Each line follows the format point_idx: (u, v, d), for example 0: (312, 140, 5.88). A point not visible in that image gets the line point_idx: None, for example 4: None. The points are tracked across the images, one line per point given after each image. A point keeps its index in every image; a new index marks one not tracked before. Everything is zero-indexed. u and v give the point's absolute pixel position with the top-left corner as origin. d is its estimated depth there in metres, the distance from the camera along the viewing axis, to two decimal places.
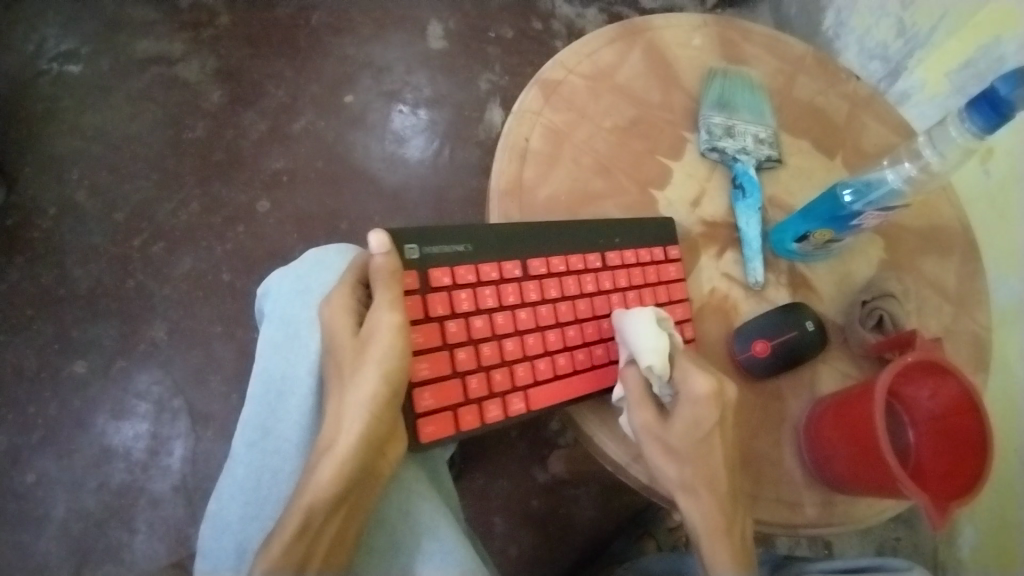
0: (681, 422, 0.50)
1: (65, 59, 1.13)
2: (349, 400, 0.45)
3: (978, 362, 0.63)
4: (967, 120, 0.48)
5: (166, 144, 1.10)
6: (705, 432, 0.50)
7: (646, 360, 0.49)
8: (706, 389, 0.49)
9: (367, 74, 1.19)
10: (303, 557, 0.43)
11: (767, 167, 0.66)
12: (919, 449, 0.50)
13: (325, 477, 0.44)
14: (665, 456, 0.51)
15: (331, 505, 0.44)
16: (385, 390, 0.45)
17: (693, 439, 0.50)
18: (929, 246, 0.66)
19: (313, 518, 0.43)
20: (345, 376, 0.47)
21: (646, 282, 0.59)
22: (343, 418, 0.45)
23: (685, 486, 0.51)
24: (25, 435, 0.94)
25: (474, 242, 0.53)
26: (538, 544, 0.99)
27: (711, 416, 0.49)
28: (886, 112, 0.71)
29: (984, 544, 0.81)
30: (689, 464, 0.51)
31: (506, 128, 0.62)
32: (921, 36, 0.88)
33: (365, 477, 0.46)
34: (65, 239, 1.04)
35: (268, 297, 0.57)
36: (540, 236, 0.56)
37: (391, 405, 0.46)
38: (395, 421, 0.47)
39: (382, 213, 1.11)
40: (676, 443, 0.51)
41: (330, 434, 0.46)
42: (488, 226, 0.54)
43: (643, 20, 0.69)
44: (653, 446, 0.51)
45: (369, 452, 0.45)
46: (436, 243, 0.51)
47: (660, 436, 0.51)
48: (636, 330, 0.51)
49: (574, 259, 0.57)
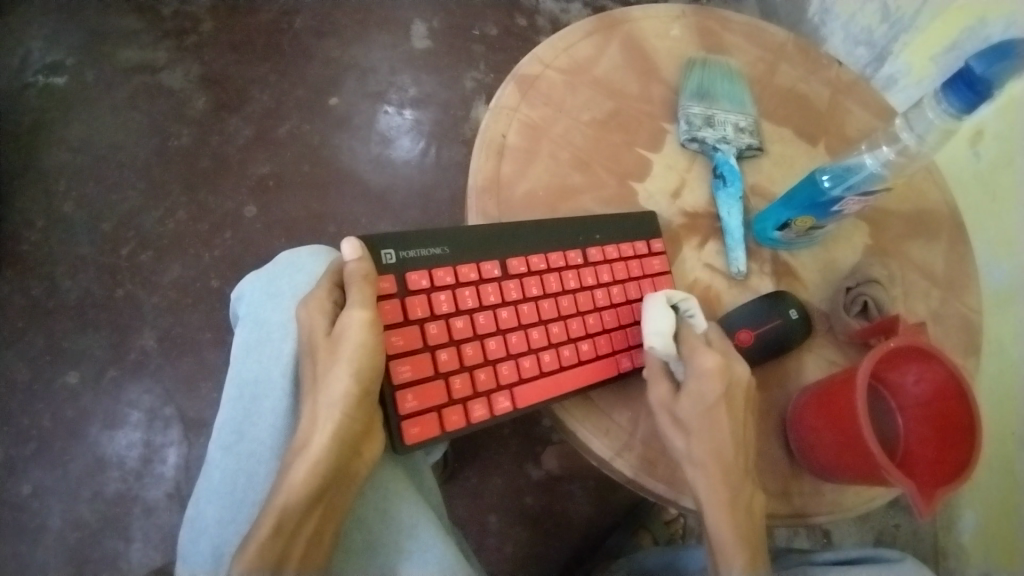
0: (690, 395, 0.51)
1: (50, 71, 1.13)
2: (321, 401, 0.46)
3: (968, 346, 0.63)
4: (944, 101, 0.48)
5: (153, 152, 1.10)
6: (713, 405, 0.50)
7: (652, 342, 0.53)
8: (715, 364, 0.50)
9: (352, 77, 1.18)
10: (281, 555, 0.43)
11: (749, 155, 0.65)
12: (907, 436, 0.49)
13: (299, 477, 0.44)
14: (673, 427, 0.51)
15: (306, 504, 0.44)
16: (356, 389, 0.45)
17: (702, 410, 0.50)
18: (916, 230, 0.66)
19: (287, 517, 0.43)
20: (318, 378, 0.47)
21: (629, 276, 0.59)
22: (317, 418, 0.46)
23: (691, 460, 0.51)
24: (20, 446, 0.95)
25: (451, 244, 0.52)
26: (534, 541, 0.99)
27: (715, 388, 0.50)
28: (869, 96, 0.70)
29: (985, 530, 0.80)
30: (695, 437, 0.50)
31: (483, 125, 0.62)
32: (905, 19, 0.87)
33: (339, 478, 0.46)
34: (53, 251, 1.04)
35: (242, 302, 0.57)
36: (519, 235, 0.55)
37: (363, 403, 0.46)
38: (370, 420, 0.47)
39: (370, 214, 1.11)
40: (685, 414, 0.51)
41: (305, 435, 0.46)
42: (465, 227, 0.54)
43: (620, 12, 0.69)
44: (663, 417, 0.52)
45: (343, 451, 0.46)
46: (413, 247, 0.51)
47: (669, 408, 0.51)
48: (651, 312, 0.54)
49: (555, 256, 0.56)
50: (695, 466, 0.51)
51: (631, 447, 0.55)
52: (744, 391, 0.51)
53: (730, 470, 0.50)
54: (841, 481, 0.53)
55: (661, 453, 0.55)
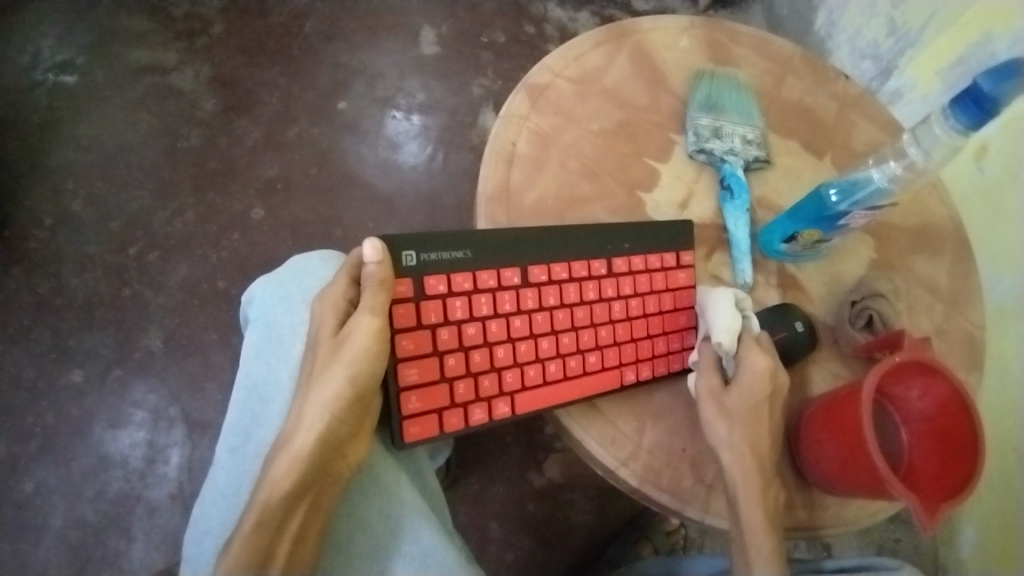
0: (739, 389, 0.53)
1: (61, 70, 1.13)
2: (313, 400, 0.48)
3: (971, 362, 0.63)
4: (951, 118, 0.48)
5: (162, 153, 1.11)
6: (759, 405, 0.53)
7: (718, 337, 0.54)
8: (766, 365, 0.53)
9: (361, 81, 1.19)
10: (265, 555, 0.46)
11: (756, 167, 0.65)
12: (910, 450, 0.49)
13: (281, 470, 0.47)
14: (718, 416, 0.52)
15: (289, 499, 0.46)
16: (349, 391, 0.47)
17: (749, 406, 0.53)
18: (921, 244, 0.66)
19: (268, 513, 0.46)
20: (315, 374, 0.49)
21: (651, 289, 0.59)
22: (304, 414, 0.48)
23: (730, 447, 0.52)
24: (24, 443, 0.95)
25: (473, 247, 0.52)
26: (535, 548, 0.99)
27: (765, 390, 0.53)
28: (876, 110, 0.71)
29: (986, 544, 0.80)
30: (740, 428, 0.52)
31: (493, 133, 0.62)
32: (912, 33, 0.87)
33: (321, 475, 0.48)
34: (60, 249, 1.04)
35: (252, 305, 0.57)
36: (542, 243, 0.55)
37: (354, 405, 0.48)
38: (360, 420, 0.49)
39: (376, 219, 1.11)
40: (732, 407, 0.53)
41: (290, 429, 0.48)
42: (489, 230, 0.53)
43: (630, 23, 0.69)
44: (709, 406, 0.53)
45: (327, 450, 0.48)
46: (435, 249, 0.50)
47: (718, 399, 0.53)
48: (716, 305, 0.55)
49: (576, 266, 0.56)
50: (731, 452, 0.52)
51: (636, 457, 0.55)
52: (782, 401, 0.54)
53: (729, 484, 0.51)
54: (845, 494, 0.54)
55: (666, 463, 0.55)
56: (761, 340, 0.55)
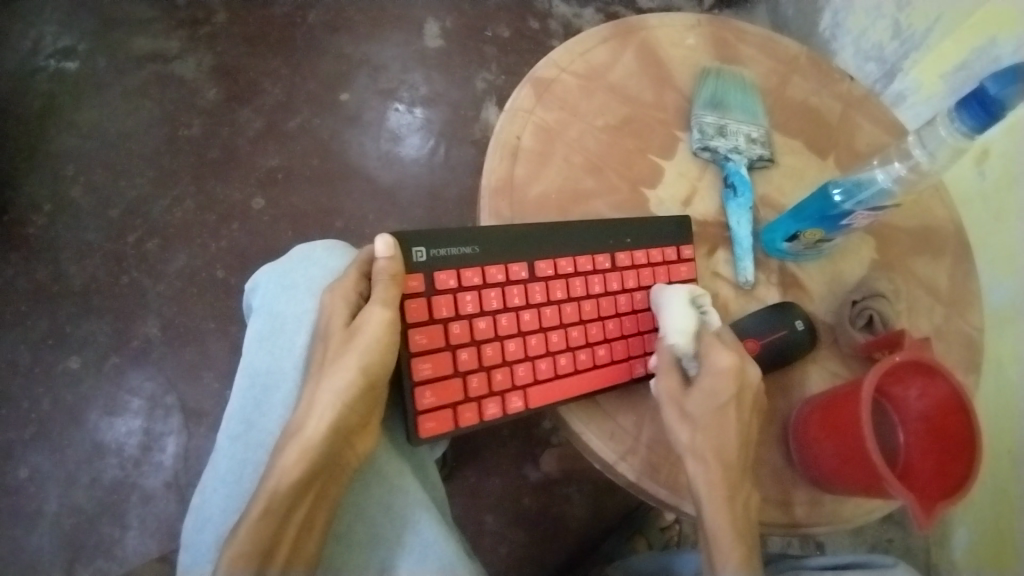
0: (702, 392, 0.52)
1: (63, 56, 1.13)
2: (323, 389, 0.48)
3: (968, 363, 0.63)
4: (957, 120, 0.48)
5: (162, 140, 1.10)
6: (725, 405, 0.51)
7: (671, 337, 0.53)
8: (729, 364, 0.51)
9: (364, 73, 1.19)
10: (270, 546, 0.46)
11: (759, 166, 0.66)
12: (908, 450, 0.49)
13: (289, 460, 0.46)
14: (681, 421, 0.52)
15: (297, 490, 0.46)
16: (360, 380, 0.47)
17: (713, 407, 0.51)
18: (922, 246, 0.66)
19: (276, 502, 0.45)
20: (326, 363, 0.48)
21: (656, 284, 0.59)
22: (314, 404, 0.48)
23: (694, 453, 0.51)
24: (20, 429, 0.95)
25: (482, 243, 0.52)
26: (529, 543, 0.99)
27: (730, 388, 0.51)
28: (880, 111, 0.71)
29: (978, 547, 0.81)
30: (703, 431, 0.51)
31: (498, 127, 0.62)
32: (917, 37, 0.88)
33: (329, 465, 0.48)
34: (59, 235, 1.04)
35: (256, 293, 0.57)
36: (548, 236, 0.55)
37: (367, 394, 0.48)
38: (369, 412, 0.50)
39: (377, 211, 1.11)
40: (694, 411, 0.52)
41: (299, 420, 0.48)
42: (496, 226, 0.53)
43: (637, 19, 0.69)
44: (670, 410, 0.52)
45: (336, 439, 0.48)
46: (444, 245, 0.51)
47: (679, 403, 0.52)
48: (670, 305, 0.55)
49: (583, 260, 0.56)
50: (696, 457, 0.51)
51: (635, 452, 0.55)
52: (756, 394, 0.52)
53: (728, 482, 0.51)
54: (842, 493, 0.54)
55: (665, 458, 0.55)
56: (721, 336, 0.53)
